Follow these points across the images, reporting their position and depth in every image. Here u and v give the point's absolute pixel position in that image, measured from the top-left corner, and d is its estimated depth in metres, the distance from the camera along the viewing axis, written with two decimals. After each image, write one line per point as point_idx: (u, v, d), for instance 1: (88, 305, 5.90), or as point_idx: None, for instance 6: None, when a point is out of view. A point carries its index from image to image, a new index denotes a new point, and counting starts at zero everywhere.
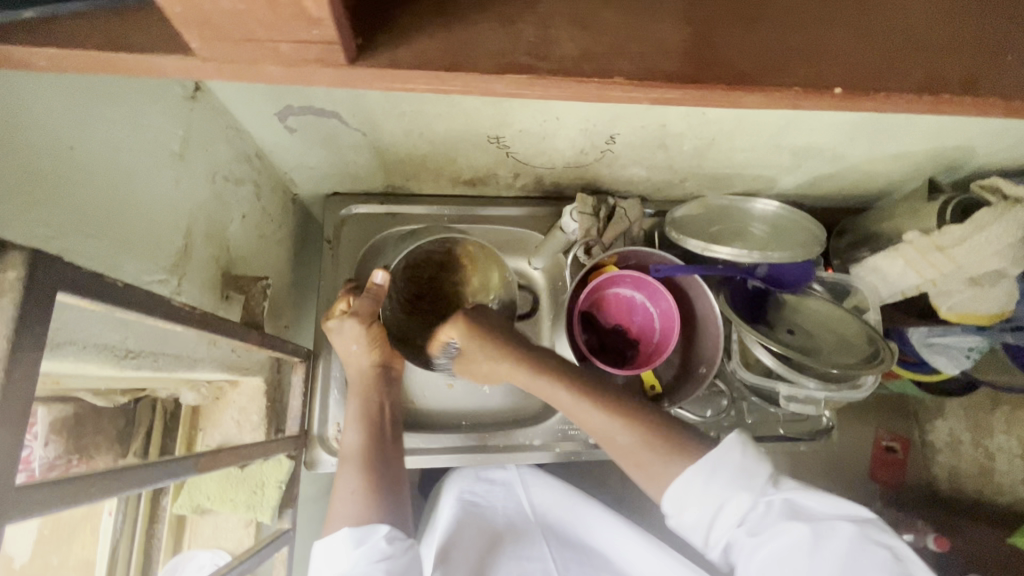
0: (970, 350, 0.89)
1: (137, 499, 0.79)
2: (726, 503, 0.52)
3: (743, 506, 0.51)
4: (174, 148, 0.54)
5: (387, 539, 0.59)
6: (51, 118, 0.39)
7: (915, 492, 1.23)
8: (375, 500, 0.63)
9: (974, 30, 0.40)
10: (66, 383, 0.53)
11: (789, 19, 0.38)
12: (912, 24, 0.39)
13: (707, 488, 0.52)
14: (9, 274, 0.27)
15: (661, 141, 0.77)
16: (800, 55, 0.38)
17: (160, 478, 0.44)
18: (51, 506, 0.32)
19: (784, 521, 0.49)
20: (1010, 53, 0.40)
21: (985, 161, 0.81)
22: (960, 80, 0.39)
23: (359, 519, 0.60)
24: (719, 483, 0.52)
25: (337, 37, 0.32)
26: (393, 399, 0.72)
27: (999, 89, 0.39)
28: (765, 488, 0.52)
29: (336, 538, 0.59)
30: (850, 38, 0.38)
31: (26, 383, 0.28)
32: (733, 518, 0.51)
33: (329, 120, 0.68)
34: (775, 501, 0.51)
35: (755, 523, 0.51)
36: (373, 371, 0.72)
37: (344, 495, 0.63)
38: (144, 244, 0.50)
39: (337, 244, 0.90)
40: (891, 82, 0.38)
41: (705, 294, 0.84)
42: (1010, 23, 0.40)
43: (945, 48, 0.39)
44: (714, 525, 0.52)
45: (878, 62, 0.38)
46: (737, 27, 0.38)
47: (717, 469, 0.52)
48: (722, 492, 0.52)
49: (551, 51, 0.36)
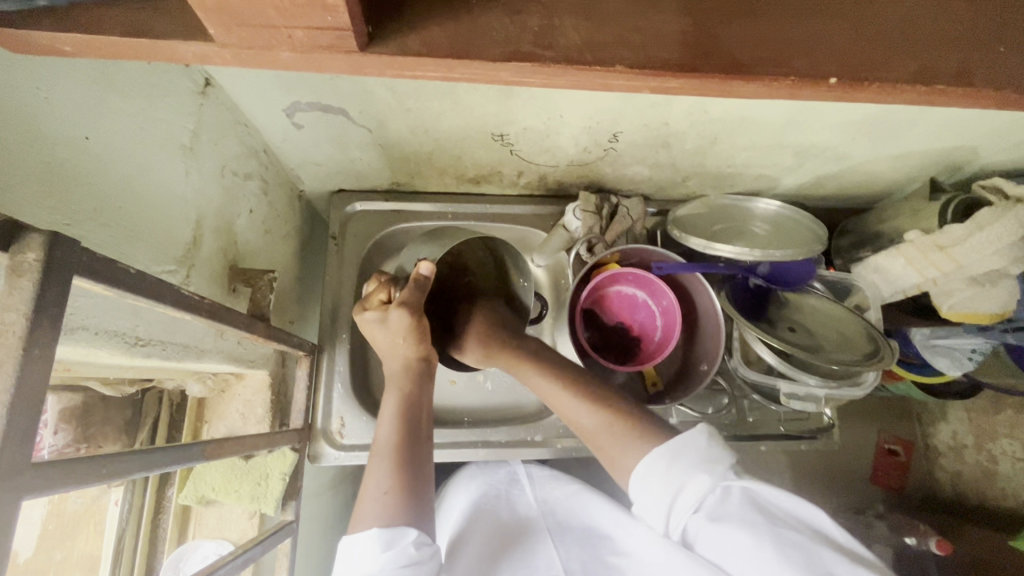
0: (972, 351, 0.90)
1: (142, 489, 0.80)
2: (685, 485, 0.51)
3: (701, 490, 0.51)
4: (184, 141, 0.55)
5: (416, 544, 0.57)
6: (68, 107, 0.40)
7: (917, 494, 1.23)
8: (408, 502, 0.59)
9: (970, 22, 0.40)
10: (76, 370, 0.54)
11: (788, 9, 0.39)
12: (910, 16, 0.40)
13: (669, 470, 0.52)
14: (30, 255, 0.28)
15: (664, 140, 0.78)
16: (799, 46, 0.38)
17: (169, 462, 0.44)
18: (66, 485, 0.32)
19: (737, 507, 0.48)
20: (1005, 46, 0.40)
21: (987, 162, 0.81)
22: (954, 72, 0.39)
23: (390, 520, 0.57)
24: (681, 464, 0.52)
25: (347, 24, 0.33)
26: (428, 398, 0.70)
27: (993, 80, 0.39)
28: (726, 475, 0.51)
29: (363, 536, 0.57)
30: (848, 28, 0.39)
31: (44, 362, 0.29)
32: (691, 502, 0.51)
33: (336, 116, 0.69)
34: (735, 489, 0.50)
35: (712, 508, 0.50)
36: (417, 366, 0.70)
37: (376, 496, 0.60)
38: (154, 236, 0.51)
39: (342, 240, 0.91)
40: (887, 73, 0.38)
41: (707, 292, 0.84)
42: (1005, 16, 0.41)
43: (940, 40, 0.40)
44: (673, 509, 0.52)
45: (875, 51, 0.39)
46: (738, 16, 0.39)
47: (679, 453, 0.53)
48: (684, 473, 0.52)
49: (555, 40, 0.37)
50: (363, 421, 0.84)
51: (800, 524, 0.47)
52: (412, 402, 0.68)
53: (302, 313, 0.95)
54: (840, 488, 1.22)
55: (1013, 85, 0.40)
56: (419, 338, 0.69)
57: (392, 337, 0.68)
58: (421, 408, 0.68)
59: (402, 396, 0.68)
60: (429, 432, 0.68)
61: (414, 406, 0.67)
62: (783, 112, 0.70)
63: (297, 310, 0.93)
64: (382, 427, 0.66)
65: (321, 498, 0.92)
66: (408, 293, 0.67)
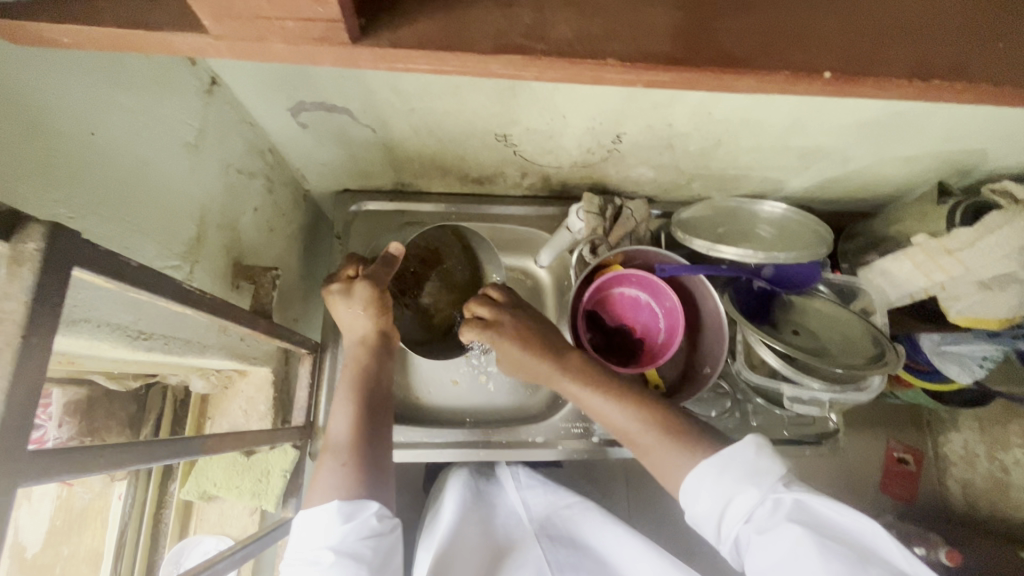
0: (982, 359, 0.89)
1: (145, 483, 0.81)
2: (735, 497, 0.53)
3: (752, 503, 0.52)
4: (188, 139, 0.55)
5: (377, 516, 0.58)
6: (72, 102, 0.41)
7: (926, 504, 1.21)
8: (365, 475, 0.60)
9: (968, 19, 0.40)
10: (80, 363, 0.55)
11: (780, 6, 0.39)
12: (905, 11, 0.40)
13: (718, 480, 0.54)
14: (30, 245, 0.29)
15: (668, 141, 0.78)
16: (793, 42, 0.38)
17: (169, 454, 0.45)
18: (62, 472, 0.33)
19: (786, 522, 0.49)
20: (1003, 40, 0.40)
21: (997, 165, 0.80)
22: (951, 66, 0.39)
23: (349, 493, 0.59)
24: (730, 477, 0.54)
25: (337, 16, 0.33)
26: (386, 369, 0.70)
27: (991, 75, 0.39)
28: (775, 487, 0.53)
29: (320, 509, 0.57)
30: (840, 24, 0.39)
31: (43, 348, 0.29)
32: (740, 515, 0.53)
33: (340, 115, 0.70)
34: (784, 501, 0.52)
35: (762, 521, 0.51)
36: (376, 339, 0.70)
37: (333, 467, 0.61)
38: (158, 233, 0.51)
39: (346, 239, 0.91)
40: (881, 68, 0.38)
41: (710, 293, 0.84)
42: (1003, 10, 0.40)
43: (935, 35, 0.39)
44: (724, 519, 0.54)
45: (869, 46, 0.38)
46: (729, 12, 0.38)
47: (729, 465, 0.54)
48: (733, 485, 0.54)
49: (545, 33, 0.37)
50: None
51: (844, 542, 0.48)
52: (370, 373, 0.68)
53: (306, 312, 0.96)
54: (847, 496, 1.20)
55: (1013, 79, 0.39)
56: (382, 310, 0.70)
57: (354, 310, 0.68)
58: (376, 383, 0.69)
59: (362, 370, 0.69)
60: (387, 407, 0.69)
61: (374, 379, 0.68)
62: (789, 112, 0.69)
63: (301, 309, 0.93)
64: (339, 402, 0.66)
65: None
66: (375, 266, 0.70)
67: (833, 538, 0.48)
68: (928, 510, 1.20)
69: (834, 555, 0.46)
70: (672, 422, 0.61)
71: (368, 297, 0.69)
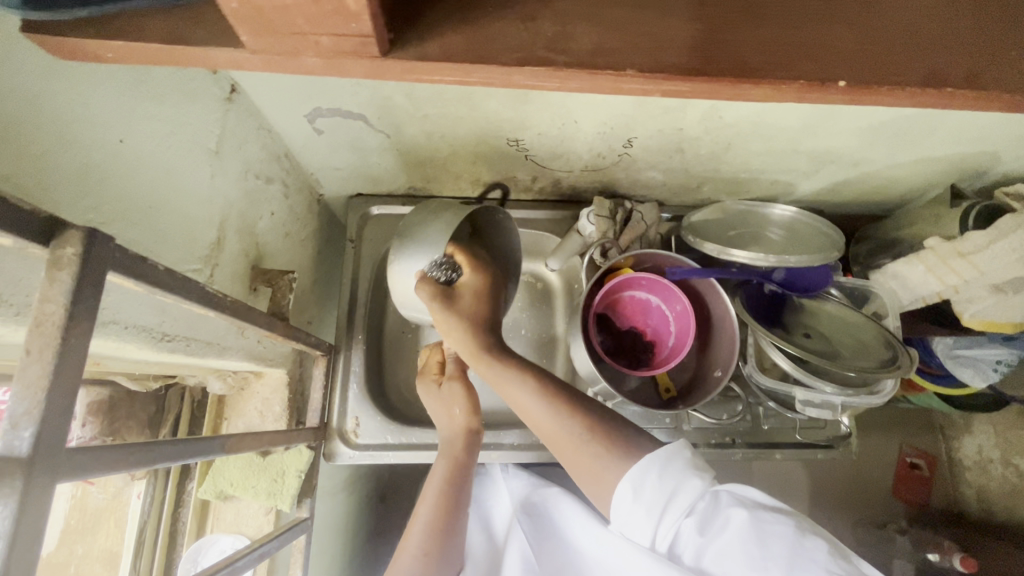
0: (997, 363, 0.88)
1: (163, 484, 0.82)
2: (679, 491, 0.52)
3: (694, 496, 0.52)
4: (209, 145, 0.57)
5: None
6: (103, 111, 0.42)
7: (940, 509, 1.20)
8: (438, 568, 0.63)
9: (978, 28, 0.40)
10: (104, 365, 0.57)
11: (794, 18, 0.40)
12: (914, 22, 0.40)
13: (662, 477, 0.53)
14: (68, 249, 0.30)
15: (678, 145, 0.78)
16: (805, 52, 0.39)
17: (192, 454, 0.46)
18: (94, 469, 0.34)
19: (733, 511, 0.51)
20: (1014, 49, 0.40)
21: (1010, 168, 0.80)
22: (964, 75, 0.39)
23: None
24: (670, 473, 0.53)
25: (370, 31, 0.34)
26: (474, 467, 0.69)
27: (1001, 84, 0.39)
28: (711, 483, 0.54)
29: None
30: (854, 34, 0.39)
31: (79, 349, 0.30)
32: (683, 509, 0.51)
33: (355, 122, 0.71)
34: (722, 494, 0.53)
35: (704, 515, 0.51)
36: (466, 433, 0.70)
37: (414, 554, 0.63)
38: (181, 237, 0.53)
39: (359, 243, 0.93)
40: (893, 76, 0.39)
41: (721, 297, 0.84)
42: (1014, 17, 0.41)
43: (947, 44, 0.40)
44: (663, 519, 0.52)
45: (881, 56, 0.39)
46: (745, 25, 0.39)
47: (669, 461, 0.54)
48: (677, 480, 0.53)
49: (567, 45, 0.38)
50: (378, 421, 0.85)
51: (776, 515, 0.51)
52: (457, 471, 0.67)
53: (320, 314, 0.97)
54: (859, 501, 1.19)
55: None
56: (470, 404, 0.71)
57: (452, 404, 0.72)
58: (466, 479, 0.68)
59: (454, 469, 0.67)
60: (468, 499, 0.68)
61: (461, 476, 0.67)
62: (799, 117, 0.70)
63: (315, 312, 0.95)
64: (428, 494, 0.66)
65: (334, 497, 0.93)
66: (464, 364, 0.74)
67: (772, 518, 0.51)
68: (941, 515, 1.19)
69: (780, 531, 0.49)
70: (604, 426, 0.58)
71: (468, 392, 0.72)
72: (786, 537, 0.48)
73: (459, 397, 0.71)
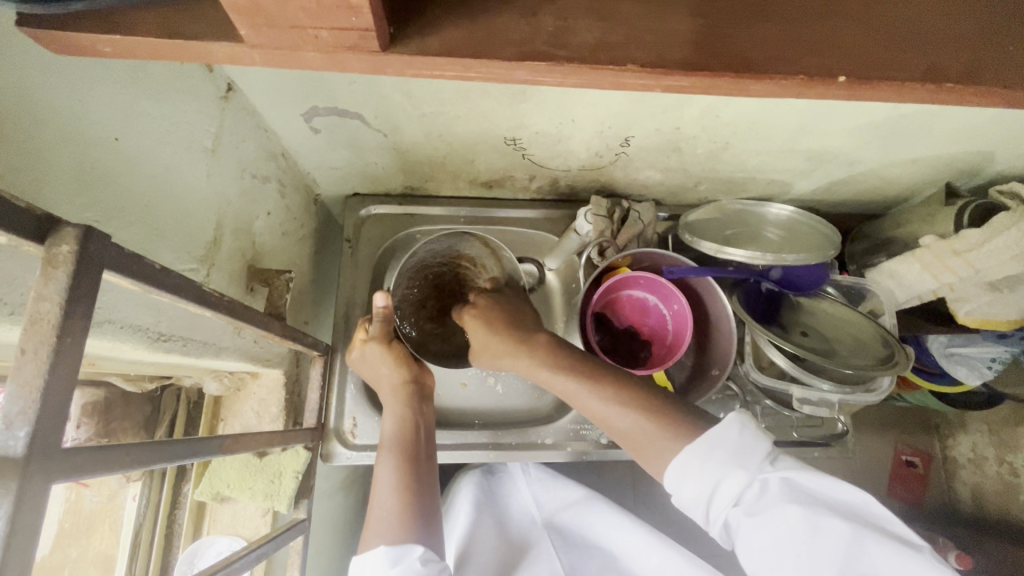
0: (992, 361, 0.90)
1: (159, 486, 0.82)
2: (723, 480, 0.51)
3: (740, 485, 0.50)
4: (206, 144, 0.56)
5: (421, 560, 0.58)
6: (99, 109, 0.42)
7: (935, 507, 1.20)
8: (411, 521, 0.62)
9: (976, 24, 0.40)
10: (99, 365, 0.56)
11: (796, 13, 0.40)
12: (913, 17, 0.40)
13: (704, 464, 0.52)
14: (64, 247, 0.30)
15: (676, 144, 0.78)
16: (805, 47, 0.39)
17: (189, 454, 0.45)
18: (90, 470, 0.33)
19: (782, 504, 0.48)
20: (1012, 45, 0.40)
21: (1004, 167, 0.81)
22: (963, 70, 0.39)
23: (394, 538, 0.60)
24: (716, 460, 0.52)
25: (371, 25, 0.34)
26: (423, 420, 0.72)
27: (1001, 79, 0.39)
28: (763, 467, 0.51)
29: (370, 555, 0.58)
30: (855, 29, 0.39)
31: (75, 348, 0.30)
32: (730, 498, 0.51)
33: (352, 120, 0.71)
34: (772, 480, 0.50)
35: (751, 502, 0.50)
36: (407, 388, 0.74)
37: (381, 514, 0.63)
38: (177, 236, 0.52)
39: (356, 242, 0.92)
40: (894, 72, 0.39)
41: (718, 296, 0.84)
42: (1012, 13, 0.41)
43: (947, 40, 0.40)
44: (713, 504, 0.52)
45: (881, 51, 0.39)
46: (746, 20, 0.39)
47: (713, 448, 0.52)
48: (721, 468, 0.51)
49: (567, 40, 0.38)
50: (375, 421, 0.85)
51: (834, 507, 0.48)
52: (410, 426, 0.71)
53: (317, 314, 0.97)
54: None
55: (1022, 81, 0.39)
56: (399, 360, 0.74)
57: (381, 364, 0.75)
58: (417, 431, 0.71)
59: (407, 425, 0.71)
60: (428, 455, 0.70)
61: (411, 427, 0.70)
62: (796, 116, 0.70)
63: (312, 312, 0.94)
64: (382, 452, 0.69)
65: (332, 498, 0.93)
66: (377, 326, 0.75)
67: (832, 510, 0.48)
68: (936, 512, 1.20)
69: (834, 531, 0.46)
70: (664, 407, 0.59)
71: (400, 352, 0.75)
72: (840, 540, 0.46)
73: (384, 357, 0.74)
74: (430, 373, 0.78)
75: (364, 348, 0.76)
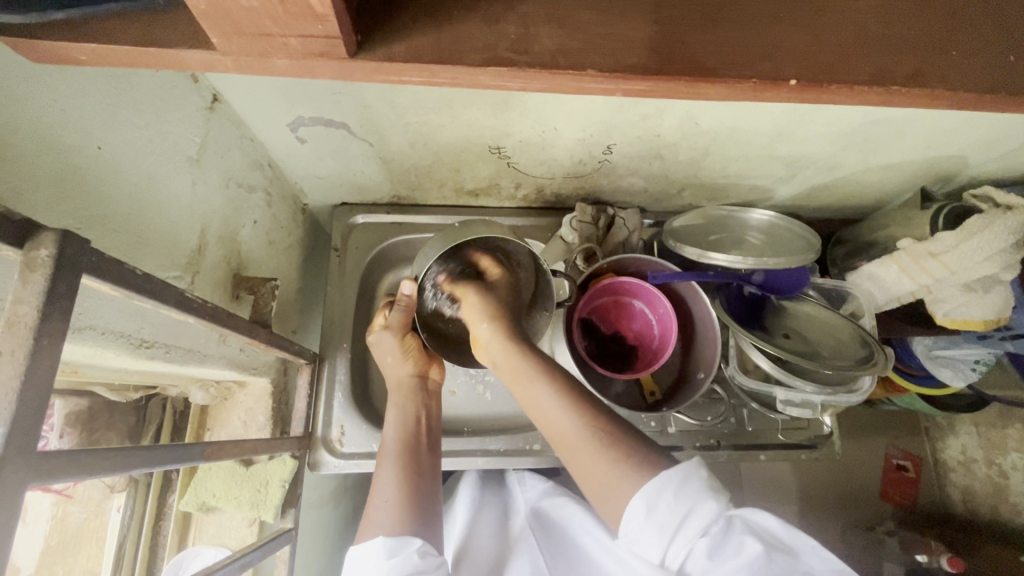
0: (975, 363, 0.91)
1: (145, 497, 0.81)
2: (690, 514, 0.50)
3: (706, 521, 0.50)
4: (191, 153, 0.57)
5: (420, 553, 0.56)
6: (82, 120, 0.43)
7: (926, 511, 1.21)
8: (415, 513, 0.60)
9: (919, 30, 0.42)
10: (83, 374, 0.56)
11: (746, 18, 0.41)
12: (856, 21, 0.42)
13: (675, 497, 0.50)
14: (42, 251, 0.30)
15: (657, 151, 0.80)
16: (757, 51, 0.40)
17: (171, 460, 0.46)
18: (65, 475, 0.33)
19: (747, 541, 0.48)
20: (956, 50, 0.42)
21: (978, 171, 0.83)
22: (908, 73, 0.41)
23: (393, 530, 0.58)
24: (685, 494, 0.51)
25: (336, 32, 0.35)
26: (430, 409, 0.72)
27: (946, 80, 0.41)
28: (728, 507, 0.52)
29: (368, 545, 0.57)
30: (802, 35, 0.41)
31: (52, 350, 0.31)
32: (696, 532, 0.50)
33: (338, 130, 0.72)
34: (736, 521, 0.51)
35: (717, 538, 0.50)
36: (411, 379, 0.73)
37: (379, 504, 0.61)
38: (160, 244, 0.53)
39: (344, 251, 0.93)
40: (843, 75, 0.40)
41: (702, 300, 0.85)
42: (955, 16, 0.43)
43: (890, 43, 0.41)
44: (673, 540, 0.50)
45: (830, 54, 0.41)
46: (700, 26, 0.41)
47: (684, 481, 0.51)
48: (689, 501, 0.50)
49: (530, 46, 0.39)
50: (363, 429, 0.85)
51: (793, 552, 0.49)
52: (413, 418, 0.70)
53: (305, 323, 0.97)
54: (846, 503, 1.20)
55: (965, 84, 0.41)
56: (417, 355, 0.74)
57: (390, 355, 0.73)
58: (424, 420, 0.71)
59: (410, 417, 0.70)
60: (434, 446, 0.69)
61: (412, 419, 0.69)
62: (772, 123, 0.72)
63: (301, 321, 0.95)
64: (387, 428, 0.68)
65: (320, 510, 0.92)
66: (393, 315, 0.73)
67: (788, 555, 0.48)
68: (927, 517, 1.20)
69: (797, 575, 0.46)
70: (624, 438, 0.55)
71: (412, 345, 0.74)
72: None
73: (395, 351, 0.73)
74: (438, 367, 0.76)
75: (380, 333, 0.74)
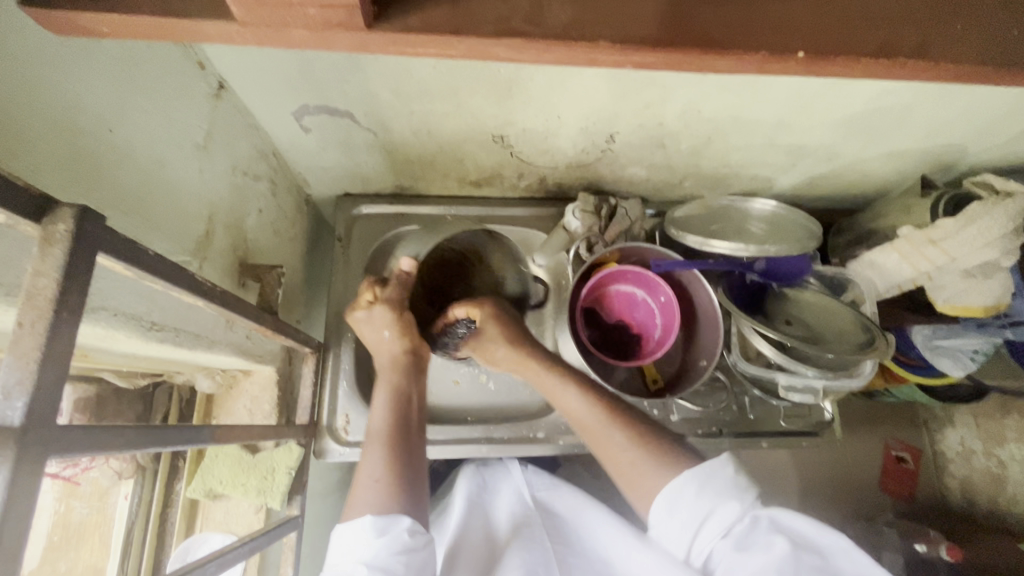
0: (974, 352, 0.90)
1: (152, 483, 0.82)
2: (715, 511, 0.53)
3: (730, 518, 0.53)
4: (198, 140, 0.58)
5: (410, 531, 0.57)
6: (96, 101, 0.43)
7: (925, 502, 1.22)
8: (400, 490, 0.61)
9: (924, 3, 0.43)
10: (93, 358, 0.57)
11: None
12: None
13: (697, 496, 0.54)
14: (60, 226, 0.31)
15: (661, 140, 0.80)
16: (764, 23, 0.41)
17: (183, 440, 0.46)
18: (83, 450, 0.34)
19: (769, 537, 0.50)
20: (958, 23, 0.42)
21: (979, 159, 0.83)
22: (913, 45, 0.42)
23: (384, 508, 0.58)
24: (710, 492, 0.54)
25: (354, 3, 0.36)
26: (416, 391, 0.72)
27: (949, 54, 0.41)
28: (753, 505, 0.54)
29: (357, 523, 0.57)
30: (806, 7, 0.42)
31: (71, 325, 0.31)
32: (718, 531, 0.53)
33: (342, 119, 0.72)
34: (761, 518, 0.53)
35: (740, 536, 0.52)
36: (403, 361, 0.72)
37: (368, 483, 0.61)
38: (168, 228, 0.53)
39: (347, 241, 0.93)
40: (849, 47, 0.41)
41: (704, 287, 0.86)
42: None
43: (897, 16, 0.42)
44: (699, 535, 0.54)
45: (832, 26, 0.41)
46: None
47: (709, 479, 0.54)
48: (713, 500, 0.53)
49: (543, 18, 0.40)
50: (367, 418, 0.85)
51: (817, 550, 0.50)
52: (402, 400, 0.69)
53: (309, 312, 0.97)
54: (845, 493, 1.21)
55: (969, 58, 0.42)
56: (405, 331, 0.72)
57: (386, 330, 0.72)
58: (411, 404, 0.70)
59: (397, 400, 0.69)
60: (418, 429, 0.69)
61: (402, 401, 0.69)
62: (775, 110, 0.72)
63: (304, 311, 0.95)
64: (375, 413, 0.68)
65: (326, 499, 0.93)
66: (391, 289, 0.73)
67: (811, 555, 0.50)
68: (926, 509, 1.21)
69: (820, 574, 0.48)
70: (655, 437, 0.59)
71: (408, 321, 0.73)
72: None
73: (391, 324, 0.72)
74: (428, 348, 0.76)
75: (372, 308, 0.73)
